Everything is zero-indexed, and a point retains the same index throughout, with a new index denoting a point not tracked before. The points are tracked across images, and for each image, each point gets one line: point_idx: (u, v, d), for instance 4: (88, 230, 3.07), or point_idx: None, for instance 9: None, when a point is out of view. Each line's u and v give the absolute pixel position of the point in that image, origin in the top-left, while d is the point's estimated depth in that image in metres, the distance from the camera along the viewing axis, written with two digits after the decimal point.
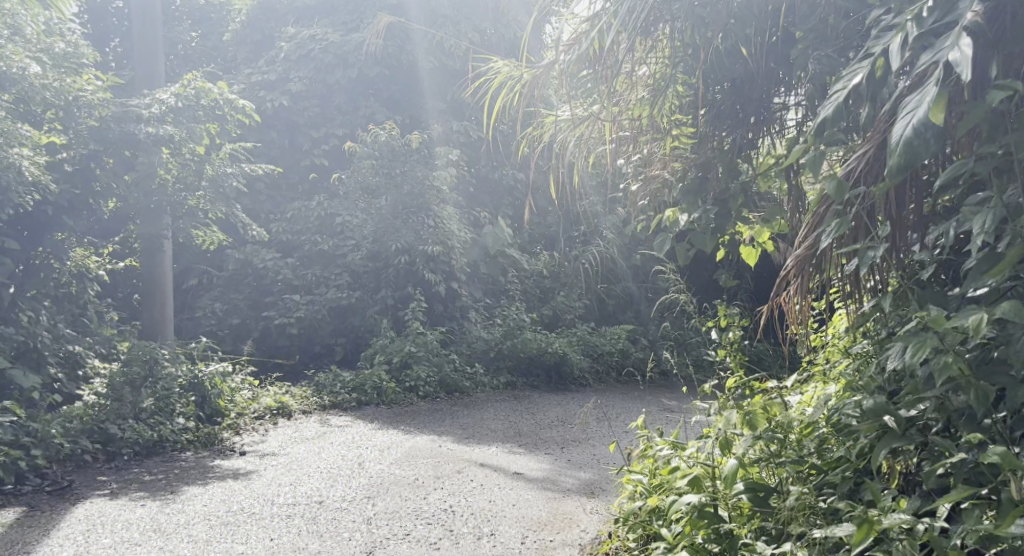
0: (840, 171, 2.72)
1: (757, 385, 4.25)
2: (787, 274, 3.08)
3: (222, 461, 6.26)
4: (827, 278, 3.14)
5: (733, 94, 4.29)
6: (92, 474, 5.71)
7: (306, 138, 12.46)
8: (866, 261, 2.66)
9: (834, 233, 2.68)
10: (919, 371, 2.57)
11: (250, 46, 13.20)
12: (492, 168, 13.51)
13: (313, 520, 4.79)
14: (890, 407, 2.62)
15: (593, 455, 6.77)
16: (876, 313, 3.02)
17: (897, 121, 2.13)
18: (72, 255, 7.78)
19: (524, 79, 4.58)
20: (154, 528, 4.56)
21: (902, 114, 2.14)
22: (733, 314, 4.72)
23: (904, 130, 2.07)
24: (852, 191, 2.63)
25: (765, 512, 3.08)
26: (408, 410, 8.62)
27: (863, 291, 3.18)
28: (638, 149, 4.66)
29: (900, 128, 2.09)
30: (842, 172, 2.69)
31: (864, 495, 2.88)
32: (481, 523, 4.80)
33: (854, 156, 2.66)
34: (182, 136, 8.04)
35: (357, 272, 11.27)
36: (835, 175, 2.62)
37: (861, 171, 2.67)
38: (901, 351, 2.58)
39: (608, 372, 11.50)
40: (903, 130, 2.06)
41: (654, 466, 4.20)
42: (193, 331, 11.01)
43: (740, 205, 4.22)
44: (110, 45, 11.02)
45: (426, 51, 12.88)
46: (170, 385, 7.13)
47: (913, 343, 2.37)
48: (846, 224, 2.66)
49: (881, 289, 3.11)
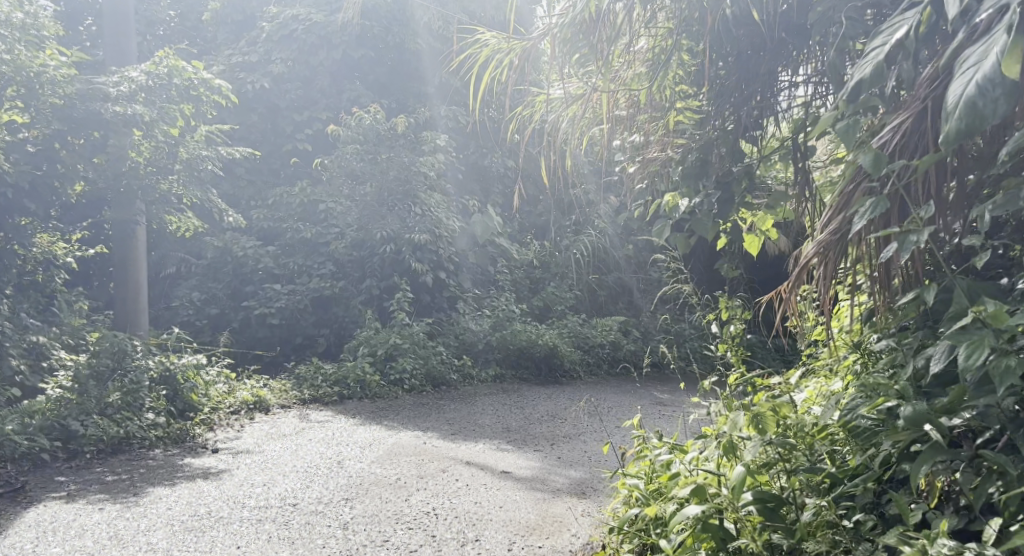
0: (873, 145, 2.57)
1: (760, 381, 3.97)
2: (814, 258, 2.85)
3: (193, 459, 5.92)
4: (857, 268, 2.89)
5: (739, 69, 3.95)
6: (50, 474, 5.38)
7: (288, 122, 12.11)
8: (907, 246, 2.37)
9: (870, 215, 2.45)
10: (966, 375, 2.32)
11: (230, 27, 12.67)
12: (481, 155, 13.20)
13: (286, 525, 4.47)
14: (932, 414, 2.36)
15: (585, 453, 6.45)
16: (909, 306, 2.77)
17: (956, 79, 2.05)
18: (37, 242, 7.73)
19: (514, 53, 4.25)
20: (110, 536, 4.24)
21: (960, 71, 2.06)
22: (735, 306, 4.43)
23: (965, 89, 1.98)
24: (891, 166, 2.45)
25: (777, 526, 2.76)
26: (392, 404, 8.29)
27: (895, 284, 2.93)
28: (637, 129, 4.43)
29: (960, 87, 2.00)
30: (875, 146, 2.55)
31: (891, 513, 2.58)
32: (466, 527, 4.49)
33: (887, 129, 2.53)
34: (151, 117, 7.61)
35: (341, 261, 10.93)
36: (871, 151, 2.45)
37: (895, 146, 2.54)
38: (946, 353, 2.33)
39: (600, 364, 11.18)
40: (966, 88, 1.97)
41: (651, 470, 3.86)
42: (168, 321, 10.64)
43: (744, 190, 3.86)
44: (83, 24, 10.65)
45: (414, 33, 12.52)
46: (140, 378, 6.80)
47: (968, 342, 2.13)
48: (882, 204, 2.43)
49: (912, 280, 2.86)
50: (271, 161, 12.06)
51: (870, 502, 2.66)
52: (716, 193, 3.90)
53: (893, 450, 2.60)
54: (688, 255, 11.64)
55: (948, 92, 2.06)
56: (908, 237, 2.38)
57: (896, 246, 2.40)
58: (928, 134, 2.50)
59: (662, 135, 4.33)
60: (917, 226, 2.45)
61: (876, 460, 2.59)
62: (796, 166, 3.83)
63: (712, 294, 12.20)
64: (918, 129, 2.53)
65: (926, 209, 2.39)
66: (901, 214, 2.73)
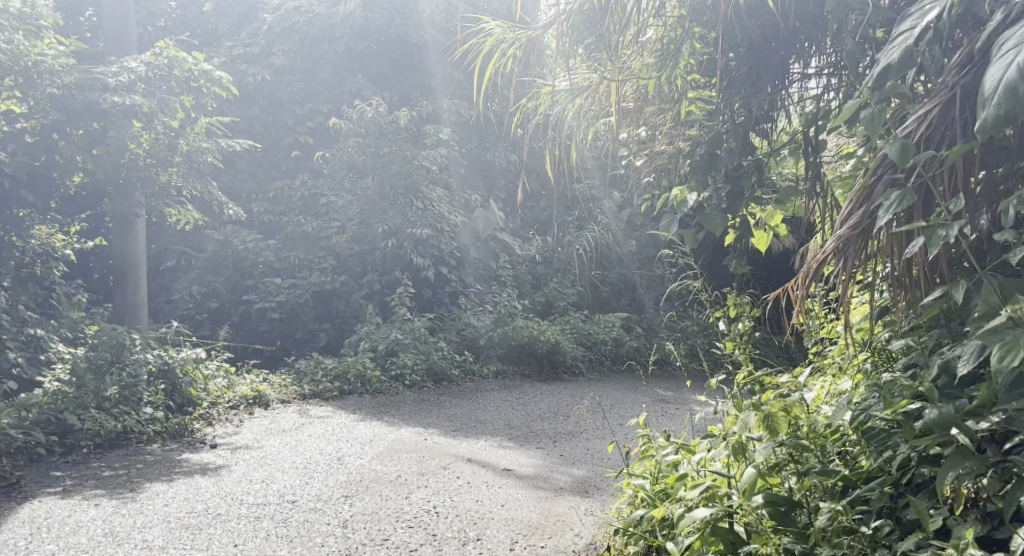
0: (898, 135, 2.57)
1: (769, 380, 3.90)
2: (832, 253, 2.79)
3: (191, 454, 5.85)
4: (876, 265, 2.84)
5: (750, 59, 3.87)
6: (46, 468, 5.30)
7: (289, 115, 12.00)
8: (936, 240, 2.33)
9: (896, 208, 2.40)
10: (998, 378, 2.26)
11: (233, 17, 12.77)
12: (484, 149, 13.12)
13: (285, 522, 4.39)
14: (960, 419, 2.30)
15: (587, 451, 6.38)
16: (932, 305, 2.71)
17: (994, 62, 2.00)
18: (36, 234, 7.56)
19: (517, 43, 4.19)
20: (104, 533, 4.16)
21: (998, 55, 2.01)
22: (744, 302, 4.36)
23: (1006, 73, 1.93)
24: (917, 157, 2.42)
25: (789, 531, 2.68)
26: (393, 400, 8.20)
27: (915, 282, 2.88)
28: (643, 121, 4.39)
29: (999, 72, 1.95)
30: (901, 135, 2.54)
31: (908, 519, 2.50)
32: (468, 526, 4.41)
33: (912, 119, 2.53)
34: (151, 107, 7.55)
35: (342, 255, 10.85)
36: (897, 142, 2.42)
37: (921, 135, 2.53)
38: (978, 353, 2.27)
39: (602, 360, 11.10)
40: (1007, 71, 1.93)
41: (657, 470, 3.78)
42: (168, 314, 10.55)
43: (754, 184, 3.82)
44: (84, 16, 10.57)
45: (417, 26, 12.46)
46: (137, 371, 6.72)
47: (1004, 344, 2.08)
48: (908, 197, 2.39)
49: (933, 277, 2.81)
50: (272, 155, 11.98)
51: (886, 506, 2.58)
52: (726, 187, 3.82)
53: (910, 453, 2.53)
54: (697, 250, 11.65)
55: (986, 75, 2.02)
56: (937, 231, 2.34)
57: (923, 240, 2.36)
58: (955, 123, 2.49)
59: (672, 127, 4.26)
60: (946, 220, 2.41)
61: (892, 464, 2.52)
62: (806, 161, 3.80)
63: (721, 290, 12.13)
64: (946, 117, 2.52)
65: (956, 201, 2.35)
66: (926, 208, 2.70)
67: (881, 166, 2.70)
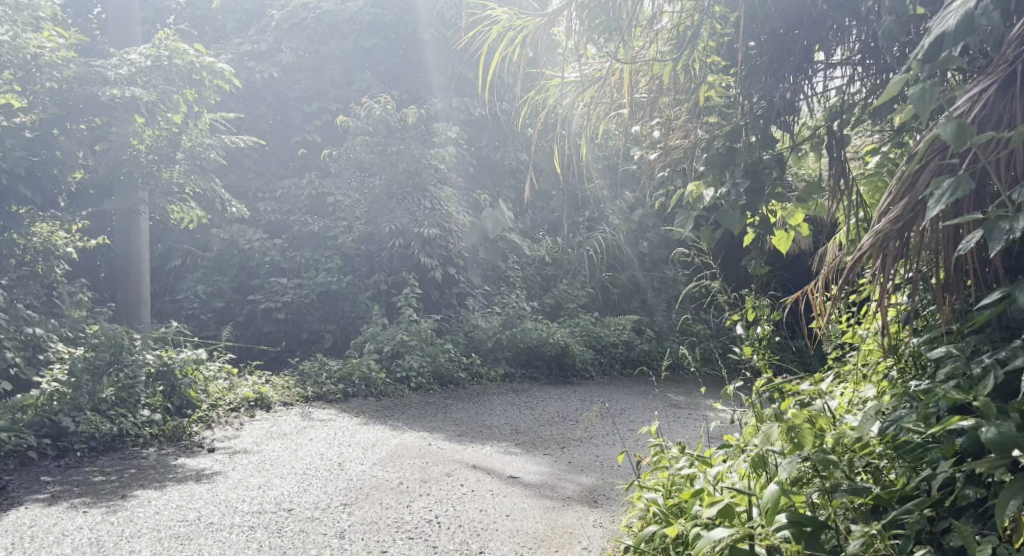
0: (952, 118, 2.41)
1: (789, 388, 3.70)
2: (871, 250, 2.59)
3: (187, 459, 5.65)
4: (918, 265, 2.64)
5: (771, 46, 3.75)
6: (36, 473, 5.12)
7: (298, 112, 11.85)
8: (997, 234, 2.11)
9: (948, 197, 2.19)
10: None
11: (241, 15, 12.52)
12: (494, 148, 12.92)
13: (278, 533, 4.18)
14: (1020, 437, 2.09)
15: (596, 458, 6.17)
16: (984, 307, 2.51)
17: None
18: (37, 231, 7.28)
19: (525, 31, 4.00)
20: (91, 543, 3.97)
21: None
22: (762, 305, 4.13)
23: None
24: (974, 140, 2.22)
25: (815, 554, 2.47)
26: (398, 403, 8.00)
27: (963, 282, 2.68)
28: (657, 113, 4.22)
29: None
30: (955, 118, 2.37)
31: (950, 546, 2.28)
32: (470, 538, 4.19)
33: (967, 99, 2.38)
34: (150, 98, 7.47)
35: (349, 255, 10.65)
36: (953, 122, 2.23)
37: (978, 117, 2.38)
38: None
39: (612, 364, 10.89)
40: None
41: (670, 482, 3.56)
42: (172, 314, 10.38)
43: (776, 179, 3.63)
44: (93, 13, 10.46)
45: (426, 23, 12.27)
46: (135, 373, 6.56)
47: None
48: (964, 184, 2.18)
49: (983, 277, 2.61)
50: (278, 154, 11.83)
51: (924, 530, 2.38)
52: (745, 182, 3.61)
53: (949, 473, 2.33)
54: (714, 250, 11.44)
55: None
56: (996, 225, 2.14)
57: (980, 234, 2.15)
58: (1015, 104, 2.35)
59: (687, 119, 4.09)
60: (1006, 213, 2.19)
61: (932, 485, 2.31)
62: (831, 156, 3.63)
63: (742, 291, 11.88)
64: (1002, 100, 2.39)
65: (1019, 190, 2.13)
66: (979, 200, 2.52)
67: (930, 154, 2.52)
